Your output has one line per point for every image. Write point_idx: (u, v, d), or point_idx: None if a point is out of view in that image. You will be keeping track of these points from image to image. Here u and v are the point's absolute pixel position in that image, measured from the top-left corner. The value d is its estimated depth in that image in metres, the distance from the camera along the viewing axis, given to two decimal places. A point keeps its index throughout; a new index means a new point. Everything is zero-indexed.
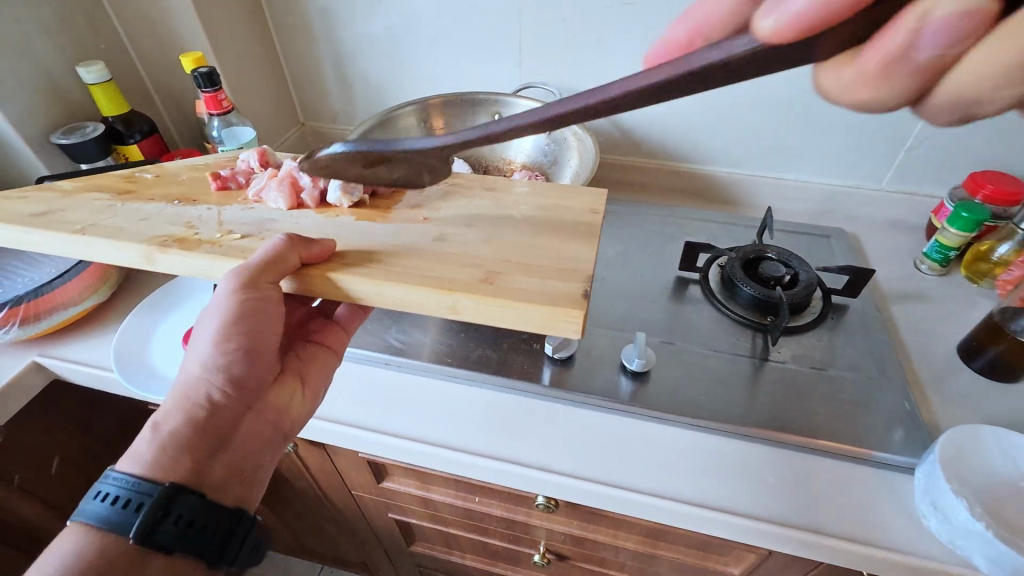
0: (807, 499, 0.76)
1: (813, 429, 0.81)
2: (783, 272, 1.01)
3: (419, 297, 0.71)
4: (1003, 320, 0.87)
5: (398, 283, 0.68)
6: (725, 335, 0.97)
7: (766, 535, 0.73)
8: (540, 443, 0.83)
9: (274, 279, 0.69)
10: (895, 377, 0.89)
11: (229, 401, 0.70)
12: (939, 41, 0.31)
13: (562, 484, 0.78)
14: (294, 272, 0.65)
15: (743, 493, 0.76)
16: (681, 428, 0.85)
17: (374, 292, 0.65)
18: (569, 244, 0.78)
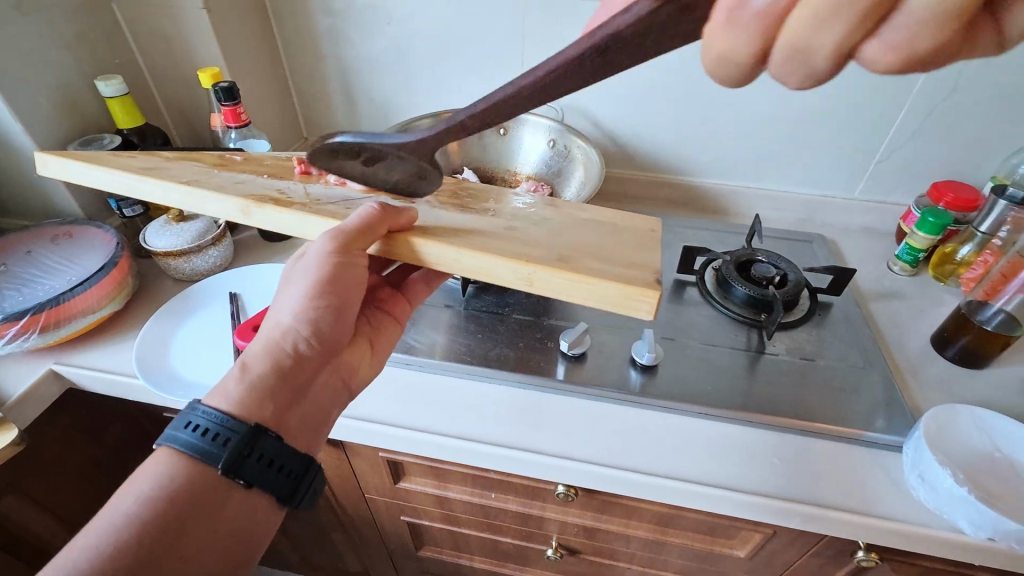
0: (805, 465, 0.52)
1: (802, 410, 0.56)
2: (769, 263, 0.70)
3: (301, 224, 0.42)
4: (894, 269, 0.76)
5: (318, 196, 0.46)
6: (716, 321, 0.67)
7: (758, 508, 0.50)
8: (447, 408, 0.57)
9: (168, 170, 0.46)
10: (879, 360, 0.62)
11: (65, 374, 0.60)
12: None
13: (460, 450, 0.54)
14: (258, 188, 0.45)
15: (724, 463, 0.53)
16: (653, 408, 0.58)
17: (278, 206, 0.42)
18: (618, 241, 0.43)
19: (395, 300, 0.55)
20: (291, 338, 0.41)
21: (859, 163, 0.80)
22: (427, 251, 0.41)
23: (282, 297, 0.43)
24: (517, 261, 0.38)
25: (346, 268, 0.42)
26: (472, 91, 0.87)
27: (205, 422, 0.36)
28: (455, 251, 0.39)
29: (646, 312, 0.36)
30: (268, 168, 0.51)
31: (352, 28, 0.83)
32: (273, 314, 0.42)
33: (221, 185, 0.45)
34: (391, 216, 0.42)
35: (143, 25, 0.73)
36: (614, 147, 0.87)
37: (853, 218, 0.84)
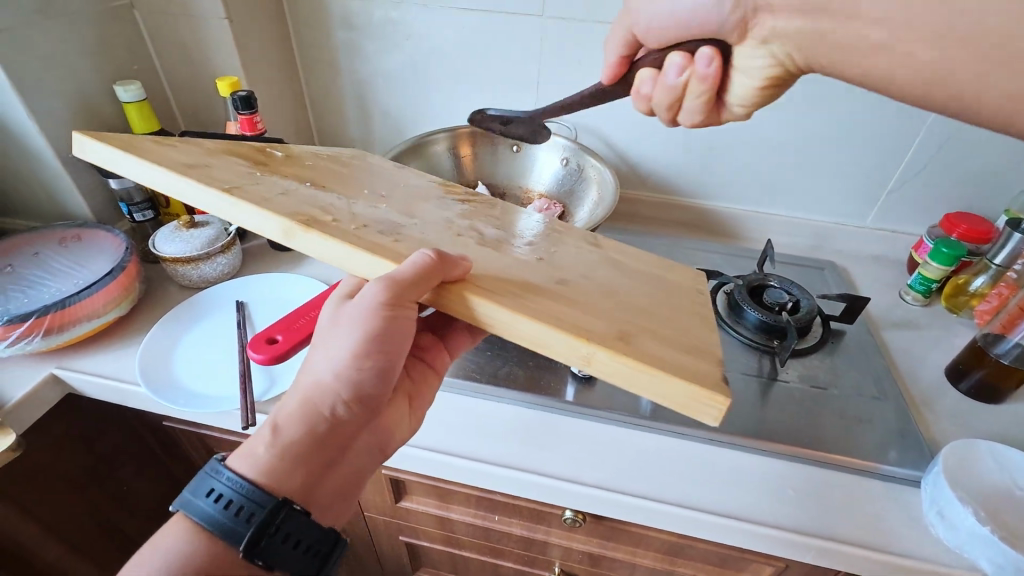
0: (820, 497, 0.51)
1: (817, 439, 0.55)
2: (781, 289, 0.69)
3: (348, 254, 0.39)
4: (905, 298, 0.75)
5: (365, 220, 0.43)
6: (728, 347, 0.66)
7: (776, 542, 0.49)
8: (457, 428, 0.56)
9: (205, 168, 0.44)
10: (894, 390, 0.61)
11: (65, 379, 0.59)
12: (675, 70, 0.44)
13: (471, 473, 0.53)
14: (302, 203, 0.43)
15: (738, 492, 0.51)
16: (665, 433, 0.56)
17: (324, 232, 0.39)
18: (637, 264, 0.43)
19: (436, 350, 0.53)
20: (330, 400, 0.39)
21: (870, 192, 0.80)
22: (484, 311, 0.37)
23: (324, 351, 0.41)
24: (577, 337, 0.35)
25: (391, 322, 0.39)
26: (485, 109, 0.87)
27: (228, 493, 0.35)
28: (510, 316, 0.36)
29: (713, 419, 0.34)
30: (313, 171, 0.50)
31: (370, 42, 0.84)
32: (312, 368, 0.40)
33: (262, 197, 0.42)
34: (448, 265, 0.37)
35: (164, 34, 0.74)
36: (626, 167, 0.87)
37: (864, 245, 0.84)
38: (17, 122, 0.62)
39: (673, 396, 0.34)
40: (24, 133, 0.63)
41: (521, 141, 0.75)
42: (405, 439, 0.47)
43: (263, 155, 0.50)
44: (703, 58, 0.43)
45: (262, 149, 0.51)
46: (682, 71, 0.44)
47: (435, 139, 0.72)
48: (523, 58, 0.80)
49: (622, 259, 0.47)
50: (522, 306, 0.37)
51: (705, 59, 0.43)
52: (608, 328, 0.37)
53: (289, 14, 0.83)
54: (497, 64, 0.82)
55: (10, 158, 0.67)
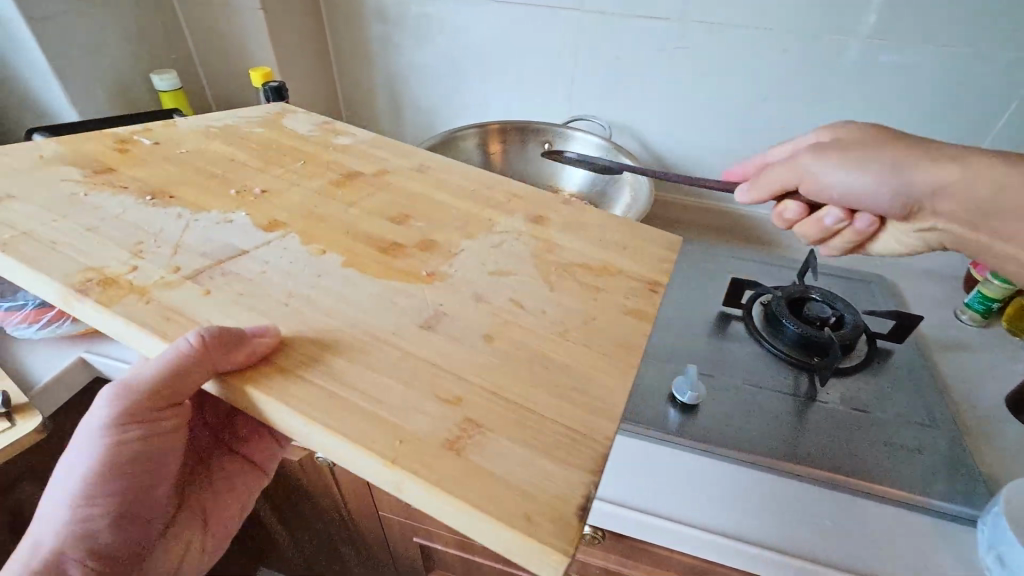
0: (845, 526, 0.49)
1: (858, 466, 0.51)
2: (823, 303, 0.65)
3: (125, 331, 0.37)
4: (961, 318, 0.70)
5: (179, 261, 0.41)
6: (764, 361, 0.62)
7: (773, 566, 0.48)
8: None
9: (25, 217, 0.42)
10: (946, 418, 0.56)
11: (93, 362, 0.60)
12: (836, 216, 0.44)
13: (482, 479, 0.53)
14: (108, 248, 0.41)
15: (756, 514, 0.50)
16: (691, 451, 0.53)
17: (100, 302, 0.37)
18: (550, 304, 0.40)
19: (255, 440, 0.60)
20: (66, 553, 0.43)
21: None
22: (265, 406, 0.34)
23: (47, 506, 0.43)
24: (382, 463, 0.31)
25: (121, 453, 0.42)
26: (518, 105, 0.85)
27: None
28: (303, 425, 0.33)
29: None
30: (173, 168, 0.49)
31: (403, 35, 0.82)
32: (50, 518, 0.43)
33: (51, 242, 0.40)
34: (225, 347, 0.33)
35: (201, 24, 0.74)
36: (661, 169, 0.84)
37: (916, 259, 0.78)
38: (58, 109, 0.64)
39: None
40: (64, 121, 0.65)
41: (553, 138, 0.72)
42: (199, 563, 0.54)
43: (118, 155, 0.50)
44: (865, 220, 0.44)
45: (122, 139, 0.52)
46: (838, 221, 0.45)
47: (464, 134, 0.70)
48: (558, 53, 0.78)
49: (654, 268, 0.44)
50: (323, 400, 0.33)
51: (843, 218, 0.44)
52: (442, 425, 0.33)
53: (325, 5, 0.82)
54: (531, 60, 0.79)
55: None
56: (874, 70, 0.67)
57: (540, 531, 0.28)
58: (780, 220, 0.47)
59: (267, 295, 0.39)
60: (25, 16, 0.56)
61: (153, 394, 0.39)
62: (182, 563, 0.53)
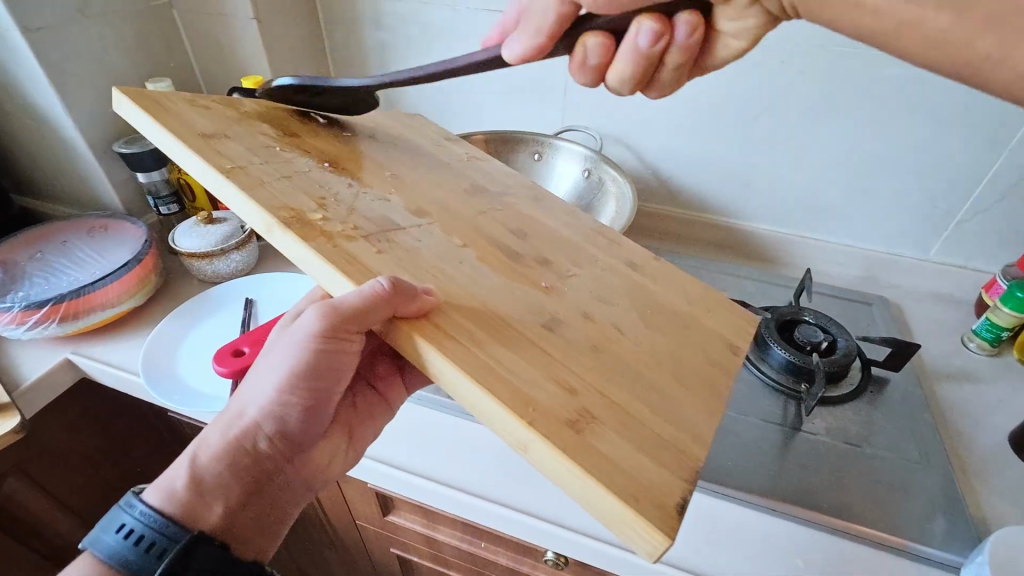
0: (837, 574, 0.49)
1: (841, 505, 0.48)
2: (817, 327, 0.62)
3: (318, 266, 0.37)
4: (968, 345, 0.66)
5: (358, 221, 0.40)
6: (748, 386, 0.60)
7: None
8: (459, 459, 0.54)
9: (227, 143, 0.43)
10: (942, 455, 0.53)
11: (78, 364, 0.61)
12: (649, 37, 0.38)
13: (480, 509, 0.55)
14: (297, 195, 0.41)
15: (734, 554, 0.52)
16: None
17: (299, 236, 0.37)
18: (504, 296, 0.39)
19: (392, 378, 0.53)
20: (253, 434, 0.41)
21: (936, 222, 0.71)
22: (431, 359, 0.34)
23: (253, 385, 0.42)
24: (516, 415, 0.31)
25: (322, 355, 0.41)
26: (512, 112, 0.84)
27: (137, 527, 0.35)
28: (455, 374, 0.33)
29: (649, 548, 0.28)
30: (341, 147, 0.49)
31: (399, 43, 0.82)
32: (252, 394, 0.42)
33: (260, 181, 0.41)
34: (403, 299, 0.34)
35: (199, 33, 0.75)
36: (656, 181, 0.82)
37: (924, 281, 0.74)
38: (55, 116, 0.66)
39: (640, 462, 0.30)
40: (61, 127, 0.67)
41: (541, 148, 0.71)
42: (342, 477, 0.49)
43: (294, 122, 0.50)
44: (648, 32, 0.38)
45: (302, 115, 0.51)
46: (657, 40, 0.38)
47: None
48: (551, 61, 0.76)
49: (618, 288, 0.43)
50: (475, 360, 0.33)
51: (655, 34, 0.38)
52: (564, 405, 0.33)
53: (323, 13, 0.83)
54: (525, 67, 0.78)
55: (52, 150, 0.71)
56: (880, 81, 0.64)
57: (646, 512, 0.28)
58: (581, 69, 0.41)
59: (424, 276, 0.39)
60: (20, 27, 0.58)
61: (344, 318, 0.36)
62: (329, 470, 0.48)
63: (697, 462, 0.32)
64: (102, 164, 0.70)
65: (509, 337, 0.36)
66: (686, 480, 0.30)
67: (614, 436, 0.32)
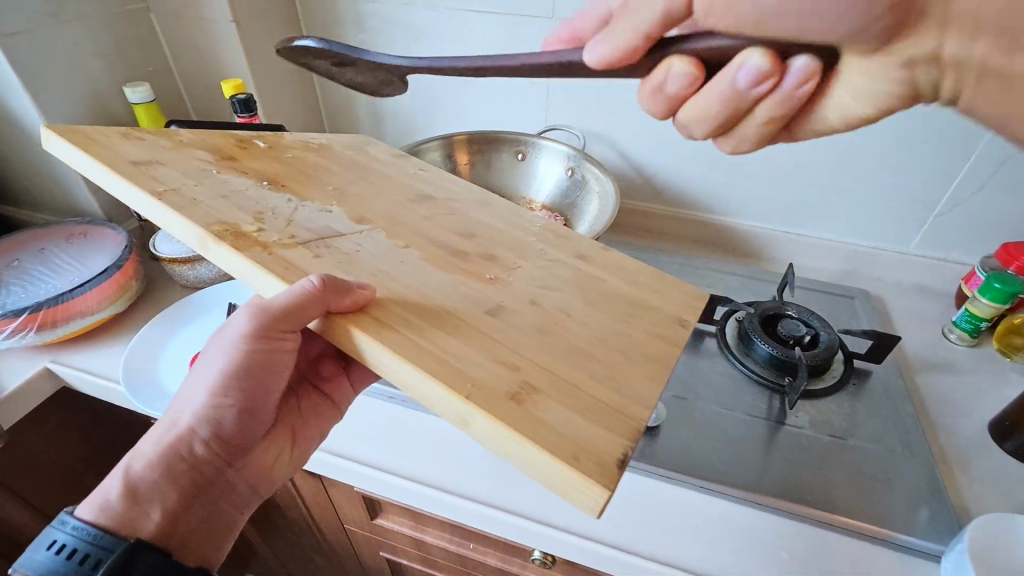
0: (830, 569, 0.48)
1: (823, 496, 0.49)
2: (799, 321, 0.63)
3: (254, 274, 0.39)
4: (949, 336, 0.66)
5: (296, 231, 0.42)
6: (733, 381, 0.60)
7: None
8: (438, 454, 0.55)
9: (158, 168, 0.44)
10: (923, 445, 0.53)
11: (57, 373, 0.60)
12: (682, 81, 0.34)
13: (451, 506, 0.53)
14: (231, 211, 0.42)
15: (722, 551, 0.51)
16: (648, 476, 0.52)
17: (233, 248, 0.39)
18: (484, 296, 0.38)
19: (336, 380, 0.56)
20: (188, 440, 0.42)
21: (915, 215, 0.72)
22: (364, 346, 0.36)
23: (188, 392, 0.44)
24: (458, 397, 0.32)
25: (255, 357, 0.43)
26: (496, 113, 0.84)
27: (70, 542, 0.37)
28: (393, 360, 0.34)
29: (590, 509, 0.28)
30: (283, 166, 0.50)
31: (382, 44, 0.82)
32: (187, 401, 0.44)
33: (193, 201, 0.42)
34: (336, 295, 0.35)
35: (178, 37, 0.75)
36: (640, 179, 0.82)
37: (905, 273, 0.75)
38: (30, 121, 0.65)
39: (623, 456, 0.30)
40: (38, 132, 0.66)
41: (524, 148, 0.71)
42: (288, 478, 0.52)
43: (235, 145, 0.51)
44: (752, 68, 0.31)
45: (242, 139, 0.52)
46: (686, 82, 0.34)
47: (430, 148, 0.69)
48: None
49: (597, 286, 0.43)
50: (407, 350, 0.34)
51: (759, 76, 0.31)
52: (504, 379, 0.34)
53: (304, 16, 0.83)
54: None
55: (28, 156, 0.70)
56: None
57: (587, 470, 0.29)
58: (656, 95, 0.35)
59: (365, 272, 0.40)
60: None
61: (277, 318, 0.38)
62: (273, 474, 0.50)
63: (637, 423, 0.32)
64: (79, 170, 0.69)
65: (486, 338, 0.36)
66: (626, 439, 0.31)
67: (558, 406, 0.32)
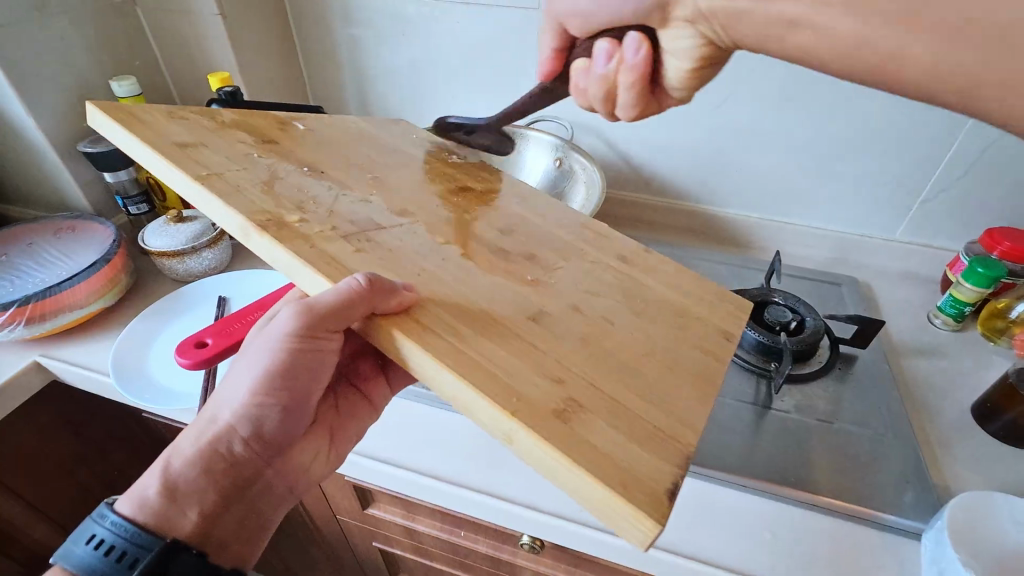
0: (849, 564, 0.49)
1: (808, 478, 0.50)
2: (786, 307, 0.63)
3: (295, 269, 0.39)
4: (934, 322, 0.67)
5: (338, 224, 0.42)
6: (721, 367, 0.60)
7: None
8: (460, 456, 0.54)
9: (203, 151, 0.45)
10: (906, 428, 0.54)
11: (47, 367, 0.60)
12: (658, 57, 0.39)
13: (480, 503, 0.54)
14: (272, 198, 0.42)
15: (720, 538, 0.52)
16: None
17: (276, 239, 0.39)
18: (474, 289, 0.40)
19: (376, 380, 0.54)
20: (227, 439, 0.42)
21: (901, 202, 0.72)
22: (406, 350, 0.35)
23: (229, 388, 0.43)
24: (503, 411, 0.32)
25: (300, 356, 0.41)
26: (484, 105, 0.84)
27: (108, 539, 0.37)
28: (436, 365, 0.34)
29: (637, 543, 0.28)
30: (321, 151, 0.50)
31: (369, 35, 0.82)
32: (226, 396, 0.42)
33: (236, 187, 0.42)
34: (381, 294, 0.35)
35: (164, 30, 0.75)
36: (628, 168, 0.82)
37: (891, 260, 0.76)
38: (15, 115, 0.64)
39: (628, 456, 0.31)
40: (23, 126, 0.65)
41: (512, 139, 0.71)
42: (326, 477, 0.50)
43: (277, 130, 0.51)
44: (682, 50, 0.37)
45: (282, 121, 0.53)
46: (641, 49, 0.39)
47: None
48: (520, 51, 0.77)
49: (585, 274, 0.44)
50: (450, 352, 0.35)
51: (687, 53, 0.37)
52: (550, 395, 0.33)
53: (291, 9, 0.83)
54: (496, 58, 0.78)
55: (14, 150, 0.69)
56: None
57: (632, 495, 0.29)
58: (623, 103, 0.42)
59: (405, 273, 0.40)
60: None
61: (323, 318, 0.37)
62: (313, 475, 0.48)
63: (687, 449, 0.32)
64: (67, 164, 0.69)
65: (473, 327, 0.37)
66: (677, 466, 0.31)
67: (605, 426, 0.32)
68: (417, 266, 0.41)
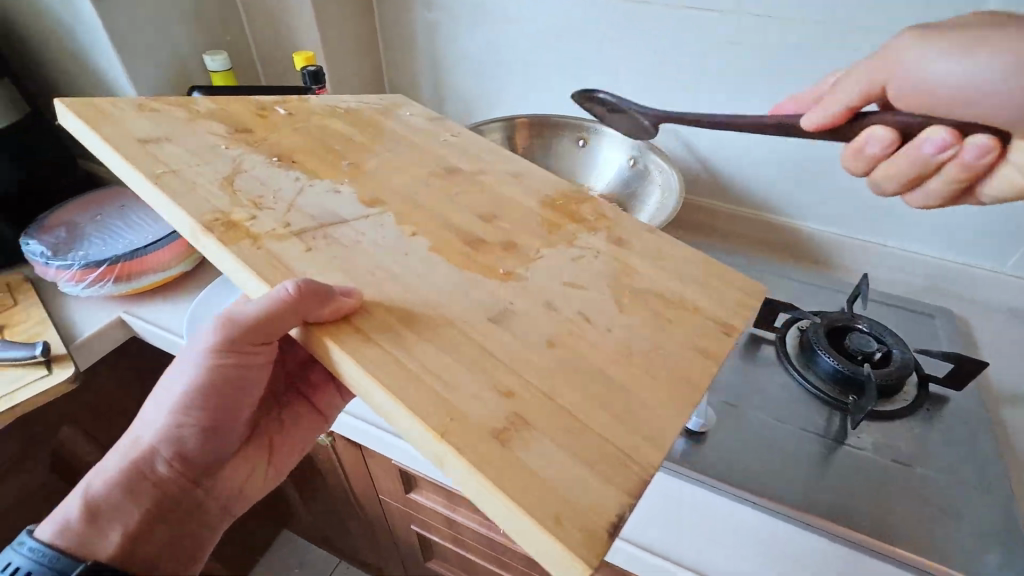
0: None
1: (882, 525, 0.45)
2: (870, 335, 0.58)
3: (238, 272, 0.39)
4: None
5: (293, 219, 0.41)
6: (790, 393, 0.56)
7: None
8: None
9: (165, 146, 0.45)
10: (1003, 484, 0.48)
11: (129, 323, 0.64)
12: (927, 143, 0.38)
13: None
14: (228, 197, 0.42)
15: None
16: (695, 485, 0.49)
17: (225, 242, 0.39)
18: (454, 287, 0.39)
19: (324, 389, 0.58)
20: (153, 459, 0.43)
21: (1016, 230, 0.65)
22: (337, 359, 0.35)
23: (155, 409, 0.44)
24: (431, 432, 0.31)
25: (224, 373, 0.43)
26: (558, 97, 0.82)
27: (23, 565, 0.37)
28: (362, 377, 0.33)
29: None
30: (299, 136, 0.49)
31: (448, 21, 0.82)
32: (152, 416, 0.44)
33: (192, 184, 0.42)
34: (316, 299, 0.34)
35: (256, 8, 0.77)
36: (704, 173, 0.78)
37: (995, 294, 0.68)
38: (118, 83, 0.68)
39: (563, 465, 0.30)
40: (121, 95, 0.69)
41: (585, 135, 0.69)
42: (261, 494, 0.53)
43: (254, 116, 0.51)
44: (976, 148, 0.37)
45: (263, 106, 0.52)
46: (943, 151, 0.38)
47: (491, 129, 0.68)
48: (602, 44, 0.74)
49: (661, 286, 0.41)
50: (377, 354, 0.34)
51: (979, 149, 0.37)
52: (496, 414, 0.32)
53: None
54: (576, 51, 0.76)
55: None
56: None
57: (568, 536, 0.27)
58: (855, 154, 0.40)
59: (359, 269, 0.39)
60: None
61: (246, 327, 0.38)
62: (246, 489, 0.51)
63: None
64: None
65: (452, 340, 0.36)
66: None
67: (548, 443, 0.31)
68: (365, 254, 0.40)
